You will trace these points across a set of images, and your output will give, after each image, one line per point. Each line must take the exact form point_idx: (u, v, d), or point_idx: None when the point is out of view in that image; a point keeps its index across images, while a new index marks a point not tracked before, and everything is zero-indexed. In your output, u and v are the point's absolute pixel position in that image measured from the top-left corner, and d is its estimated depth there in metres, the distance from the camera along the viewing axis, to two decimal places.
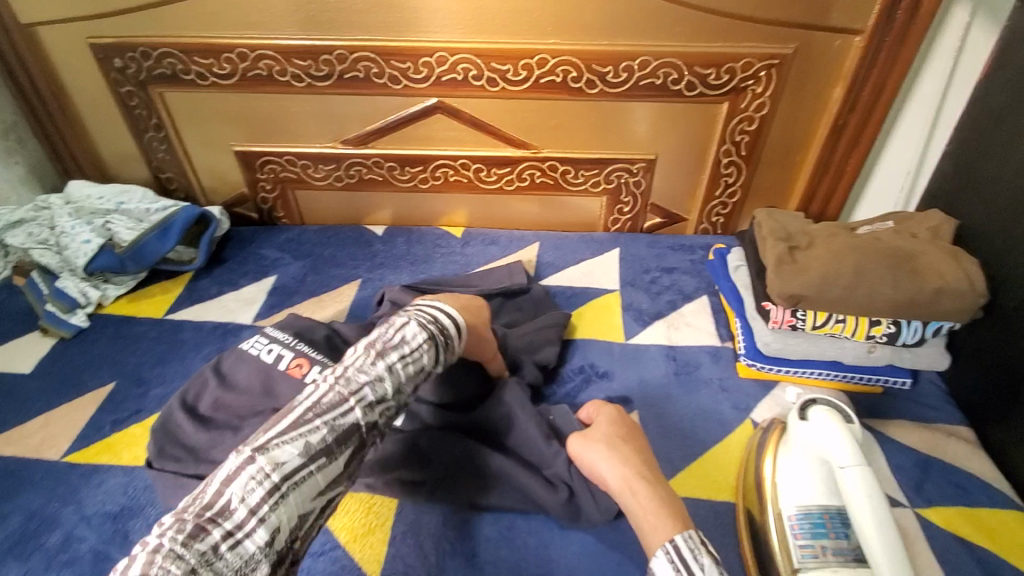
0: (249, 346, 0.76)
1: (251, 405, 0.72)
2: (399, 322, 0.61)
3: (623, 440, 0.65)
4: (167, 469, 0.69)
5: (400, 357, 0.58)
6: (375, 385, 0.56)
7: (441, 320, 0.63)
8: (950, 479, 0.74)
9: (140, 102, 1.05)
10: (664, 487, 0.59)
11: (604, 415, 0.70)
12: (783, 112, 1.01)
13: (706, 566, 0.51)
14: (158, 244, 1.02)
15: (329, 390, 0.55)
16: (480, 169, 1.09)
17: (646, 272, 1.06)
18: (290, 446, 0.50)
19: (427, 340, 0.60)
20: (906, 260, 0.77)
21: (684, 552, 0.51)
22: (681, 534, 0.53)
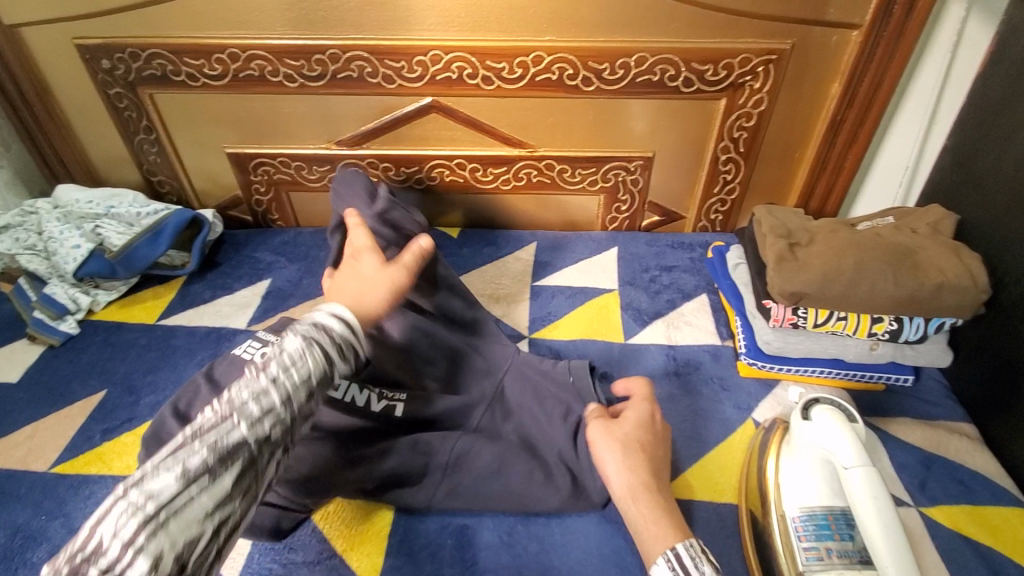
0: (242, 351, 0.76)
1: None
2: (281, 338, 0.61)
3: (644, 445, 0.65)
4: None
5: (281, 369, 0.57)
6: (258, 399, 0.55)
7: (327, 325, 0.63)
8: (953, 477, 0.74)
9: (130, 103, 1.03)
10: (666, 499, 0.60)
11: (639, 414, 0.69)
12: (780, 108, 1.00)
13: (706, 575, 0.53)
14: (149, 248, 1.00)
15: (210, 413, 0.54)
16: (476, 168, 1.08)
17: (645, 271, 1.05)
18: (166, 474, 0.49)
19: (309, 347, 0.59)
20: (907, 257, 0.76)
21: (685, 560, 0.54)
22: (684, 542, 0.56)
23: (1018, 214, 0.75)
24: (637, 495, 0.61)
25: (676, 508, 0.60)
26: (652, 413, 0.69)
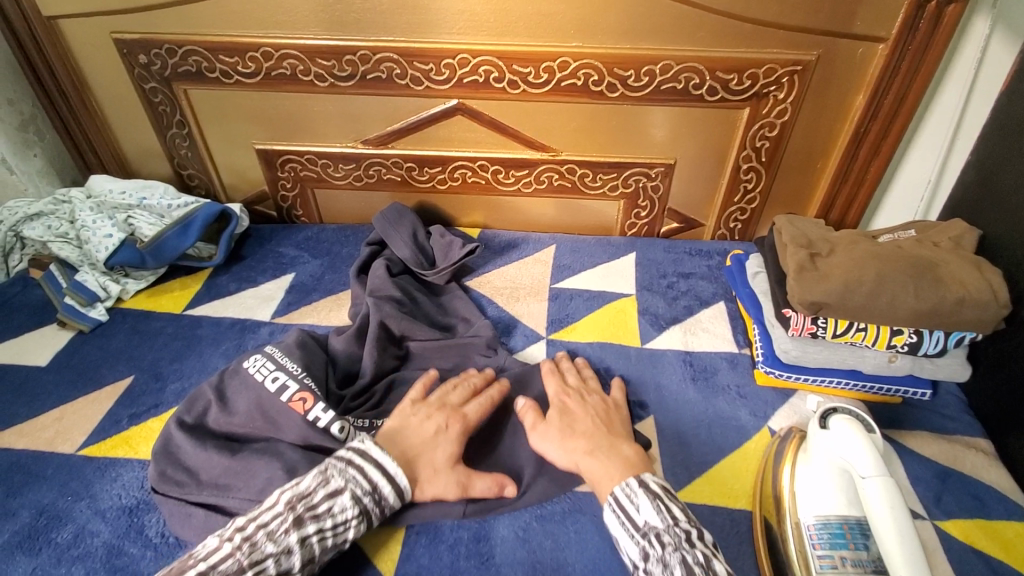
0: (254, 370, 0.75)
1: (249, 430, 0.72)
2: (332, 489, 0.61)
3: (576, 423, 0.72)
4: (171, 494, 0.68)
5: (318, 531, 0.59)
6: (280, 558, 0.57)
7: (380, 489, 0.63)
8: (968, 490, 0.74)
9: (164, 98, 1.06)
10: (601, 453, 0.68)
11: (563, 405, 0.76)
12: (804, 119, 1.00)
13: (641, 507, 0.61)
14: (178, 240, 1.03)
15: (231, 554, 0.56)
16: (498, 170, 1.10)
17: (663, 277, 1.06)
18: None
19: (357, 515, 0.61)
20: (928, 269, 0.76)
21: (623, 499, 0.62)
22: (621, 485, 0.63)
23: None
24: (581, 458, 0.68)
25: (615, 452, 0.68)
26: (572, 397, 0.77)
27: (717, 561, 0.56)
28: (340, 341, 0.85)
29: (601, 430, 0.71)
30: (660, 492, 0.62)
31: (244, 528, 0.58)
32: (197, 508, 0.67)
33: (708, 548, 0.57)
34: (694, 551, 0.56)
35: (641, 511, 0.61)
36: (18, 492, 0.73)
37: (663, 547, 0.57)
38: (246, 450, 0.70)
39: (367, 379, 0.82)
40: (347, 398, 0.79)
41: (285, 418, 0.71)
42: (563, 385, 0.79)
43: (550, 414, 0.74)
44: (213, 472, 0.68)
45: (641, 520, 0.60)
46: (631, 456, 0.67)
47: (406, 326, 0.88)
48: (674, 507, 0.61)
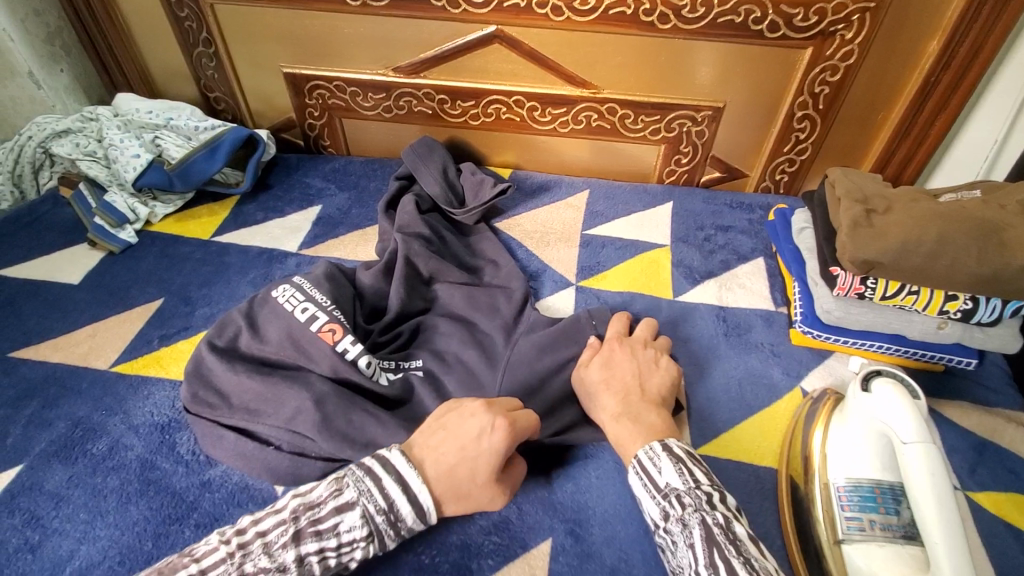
0: (284, 300, 0.75)
1: (278, 359, 0.72)
2: (343, 502, 0.54)
3: (616, 375, 0.69)
4: (203, 415, 0.69)
5: (320, 548, 0.53)
6: None
7: (398, 509, 0.55)
8: (1005, 465, 0.71)
9: (190, 13, 1.01)
10: (630, 418, 0.63)
11: (610, 353, 0.72)
12: (871, 64, 0.92)
13: (663, 469, 0.57)
14: (205, 164, 1.01)
15: (223, 561, 0.51)
16: (534, 107, 1.04)
17: (700, 229, 1.02)
18: None
19: (365, 536, 0.54)
20: (994, 232, 0.70)
21: (645, 463, 0.58)
22: (645, 448, 0.59)
23: None
24: (609, 421, 0.65)
25: (642, 419, 0.63)
26: (622, 347, 0.73)
27: (739, 525, 0.53)
28: (367, 276, 0.84)
29: (638, 396, 0.66)
30: (683, 455, 0.58)
31: (244, 533, 0.53)
32: (227, 431, 0.68)
33: (731, 512, 0.54)
34: (713, 513, 0.53)
35: (663, 472, 0.57)
36: (55, 403, 0.75)
37: (683, 509, 0.54)
38: (276, 377, 0.70)
39: (393, 317, 0.81)
40: (375, 333, 0.79)
41: (314, 347, 0.71)
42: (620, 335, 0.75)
43: (594, 359, 0.72)
44: (243, 397, 0.69)
45: (663, 483, 0.56)
46: (657, 425, 0.63)
47: (436, 263, 0.87)
48: (697, 471, 0.57)
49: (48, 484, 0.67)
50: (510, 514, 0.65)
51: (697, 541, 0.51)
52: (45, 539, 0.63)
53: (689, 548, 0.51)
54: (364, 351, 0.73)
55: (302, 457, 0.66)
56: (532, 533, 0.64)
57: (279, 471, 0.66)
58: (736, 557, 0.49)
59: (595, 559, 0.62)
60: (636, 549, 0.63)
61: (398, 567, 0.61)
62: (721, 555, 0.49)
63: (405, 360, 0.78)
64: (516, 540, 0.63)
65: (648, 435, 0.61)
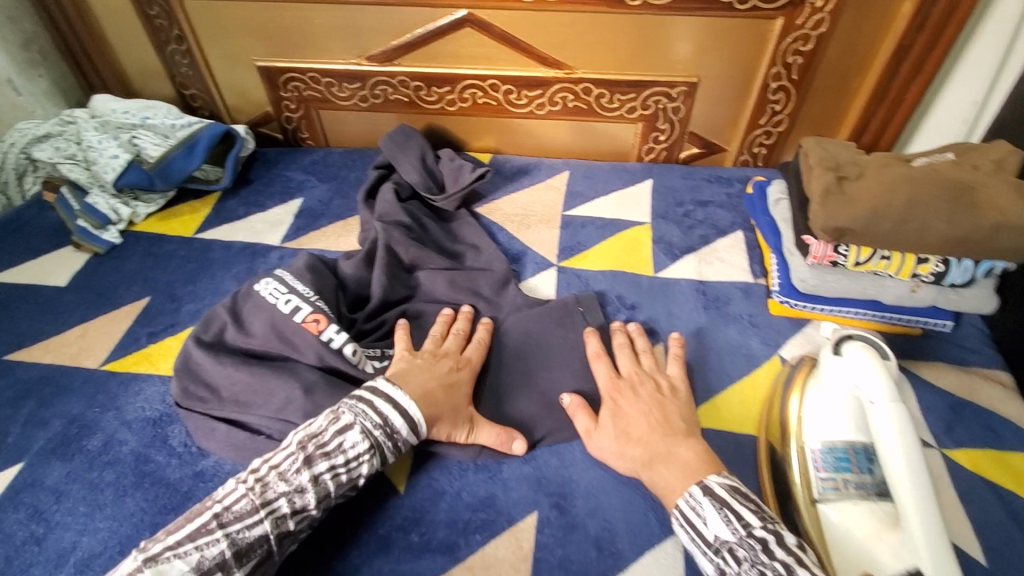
0: (266, 294, 0.75)
1: (265, 351, 0.72)
2: (342, 425, 0.61)
3: (631, 423, 0.66)
4: (195, 409, 0.70)
5: (331, 467, 0.59)
6: (293, 497, 0.57)
7: (392, 422, 0.62)
8: (982, 422, 0.73)
9: (161, 11, 1.01)
10: (659, 459, 0.63)
11: (615, 403, 0.69)
12: (843, 31, 0.92)
13: (708, 521, 0.57)
14: (185, 161, 1.01)
15: (244, 495, 0.56)
16: (510, 90, 1.04)
17: (679, 205, 1.02)
18: (182, 560, 0.52)
19: (369, 449, 0.60)
20: (965, 194, 0.71)
21: (689, 515, 0.58)
22: (685, 495, 0.59)
23: None
24: (641, 469, 0.63)
25: (676, 457, 0.62)
26: (624, 393, 0.69)
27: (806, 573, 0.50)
28: (347, 264, 0.84)
29: (658, 431, 0.65)
30: (726, 497, 0.57)
31: (258, 470, 0.58)
32: (220, 423, 0.69)
33: (794, 557, 0.52)
34: (771, 564, 0.52)
35: (710, 524, 0.57)
36: (50, 402, 0.77)
37: (739, 564, 0.53)
38: (263, 369, 0.70)
39: (375, 304, 0.81)
40: (359, 321, 0.80)
41: (300, 339, 0.71)
42: (615, 376, 0.72)
43: (603, 414, 0.68)
44: (232, 390, 0.70)
45: (710, 535, 0.56)
46: (693, 459, 0.62)
47: (416, 250, 0.88)
48: (743, 511, 0.56)
49: (46, 480, 0.69)
50: (496, 490, 0.67)
51: None
52: (49, 531, 0.65)
53: None
54: (349, 339, 0.73)
55: None
56: (518, 507, 0.66)
57: None
58: None
59: (580, 530, 0.64)
60: (620, 518, 0.64)
61: (389, 545, 0.63)
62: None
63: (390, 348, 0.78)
64: (503, 515, 0.65)
65: (689, 477, 0.60)
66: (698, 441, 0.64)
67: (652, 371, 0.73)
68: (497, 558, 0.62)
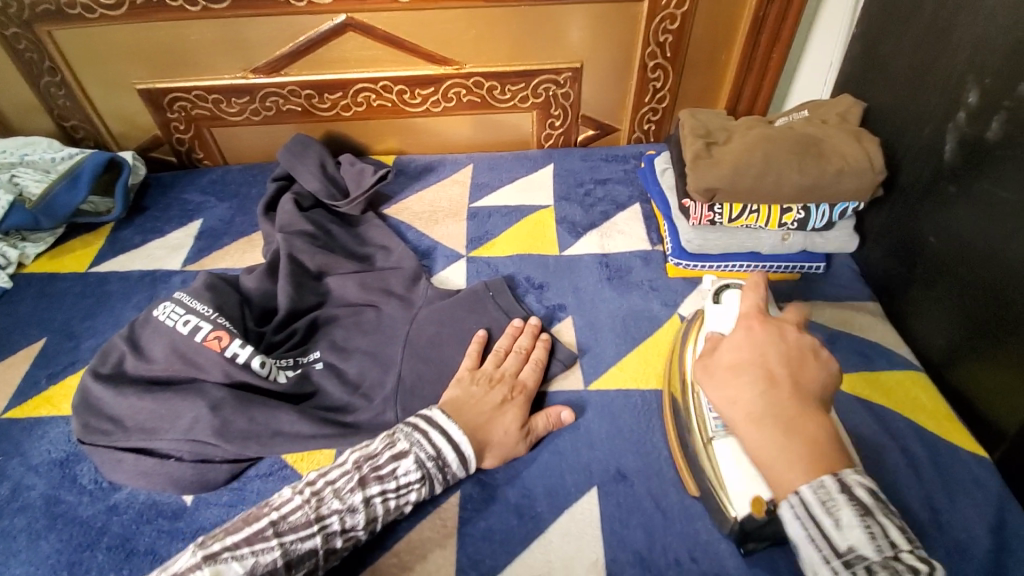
0: (164, 317, 0.73)
1: (169, 376, 0.71)
2: (398, 451, 0.63)
3: (747, 366, 0.54)
4: (99, 443, 0.68)
5: (382, 491, 0.61)
6: (345, 515, 0.59)
7: (446, 454, 0.64)
8: (855, 348, 0.81)
9: (30, 44, 0.97)
10: (775, 421, 0.51)
11: (749, 341, 0.56)
12: (704, 9, 0.99)
13: (844, 522, 0.46)
14: (69, 195, 0.97)
15: (300, 507, 0.58)
16: (403, 90, 1.05)
17: (580, 185, 1.07)
18: (239, 563, 0.53)
19: (420, 479, 0.63)
20: (811, 146, 0.78)
21: (814, 509, 0.47)
22: (811, 482, 0.48)
23: (919, 92, 0.79)
24: (744, 423, 0.52)
25: (798, 428, 0.50)
26: (759, 337, 0.56)
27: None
28: (250, 279, 0.84)
29: (784, 390, 0.52)
30: (868, 502, 0.47)
31: (314, 483, 0.60)
32: (127, 454, 0.67)
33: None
34: None
35: (845, 531, 0.47)
36: None
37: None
38: (168, 393, 0.69)
39: (283, 314, 0.81)
40: (268, 333, 0.79)
41: (203, 358, 0.70)
42: (752, 320, 0.58)
43: (725, 351, 0.57)
44: (138, 418, 0.69)
45: (844, 542, 0.47)
46: (819, 437, 0.50)
47: (322, 257, 0.88)
48: (887, 524, 0.47)
49: None
50: None
51: None
52: None
53: None
54: (256, 352, 0.73)
55: (207, 464, 0.67)
56: (441, 489, 0.68)
57: (185, 482, 0.66)
58: None
59: (502, 500, 0.67)
60: (539, 484, 0.68)
61: None
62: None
63: (303, 356, 0.78)
64: (427, 498, 0.67)
65: (802, 456, 0.49)
66: (824, 412, 0.52)
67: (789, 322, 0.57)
68: (423, 539, 0.64)
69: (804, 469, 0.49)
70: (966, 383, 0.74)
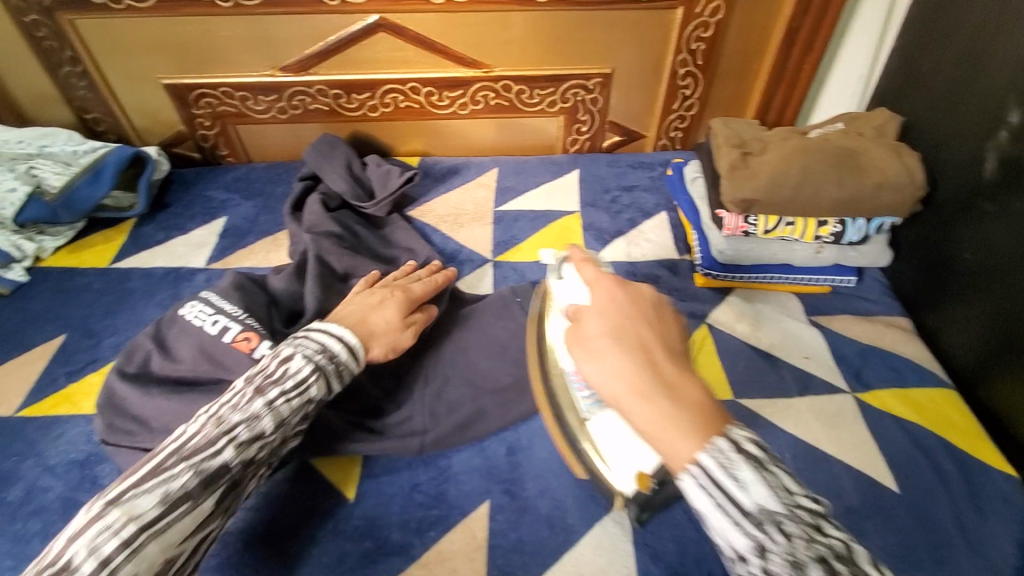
0: (192, 317, 0.73)
1: (195, 377, 0.70)
2: (283, 356, 0.60)
3: (620, 334, 0.48)
4: (123, 444, 0.67)
5: (282, 393, 0.57)
6: (251, 424, 0.55)
7: (331, 346, 0.62)
8: (887, 365, 0.79)
9: (49, 32, 0.95)
10: (662, 391, 0.44)
11: (610, 312, 0.50)
12: (738, 17, 0.98)
13: (746, 483, 0.40)
14: (91, 189, 0.96)
15: (199, 431, 0.54)
16: (431, 92, 1.05)
17: (606, 192, 1.06)
18: (149, 495, 0.49)
19: (314, 372, 0.59)
20: (850, 159, 0.78)
21: (721, 472, 0.40)
22: (708, 445, 0.42)
23: (957, 110, 0.78)
24: (630, 397, 0.45)
25: (682, 395, 0.44)
26: (617, 305, 0.51)
27: (855, 550, 0.40)
28: (277, 279, 0.83)
29: (663, 356, 0.47)
30: (760, 456, 0.41)
31: (208, 410, 0.56)
32: (152, 456, 0.66)
33: (838, 529, 0.40)
34: (828, 546, 0.38)
35: (749, 490, 0.40)
36: None
37: (791, 544, 0.38)
38: (196, 393, 0.68)
39: (310, 315, 0.78)
40: (295, 334, 0.76)
41: (231, 359, 0.69)
42: (608, 288, 0.53)
43: (592, 323, 0.50)
44: (163, 419, 0.67)
45: (753, 504, 0.40)
46: (700, 400, 0.45)
47: (350, 259, 0.87)
48: (784, 476, 0.41)
49: None
50: (447, 486, 0.68)
51: None
52: None
53: None
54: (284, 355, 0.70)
55: None
56: (469, 499, 0.67)
57: None
58: None
59: (531, 512, 0.66)
60: (568, 496, 0.67)
61: (343, 556, 0.62)
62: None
63: None
64: (455, 509, 0.66)
65: (696, 423, 0.43)
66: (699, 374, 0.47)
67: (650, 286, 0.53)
68: (451, 552, 0.62)
69: (694, 436, 0.42)
70: (1002, 402, 0.72)
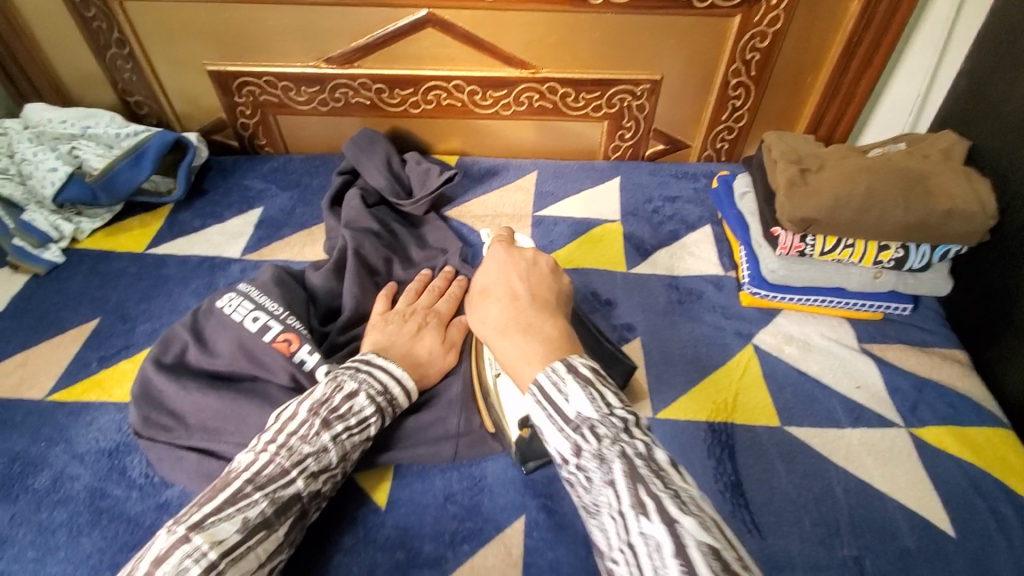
0: (231, 311, 0.71)
1: (233, 374, 0.69)
2: (349, 392, 0.60)
3: (498, 283, 0.61)
4: (158, 439, 0.66)
5: (346, 429, 0.59)
6: (319, 456, 0.57)
7: (392, 389, 0.63)
8: (944, 400, 0.75)
9: (98, 13, 0.95)
10: (519, 329, 0.55)
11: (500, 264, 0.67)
12: (797, 29, 0.95)
13: (569, 397, 0.47)
14: (132, 172, 0.96)
15: (270, 461, 0.55)
16: (474, 91, 1.03)
17: (648, 202, 1.03)
18: (229, 523, 0.50)
19: (376, 412, 0.61)
20: (919, 183, 0.74)
21: (549, 392, 0.48)
22: (546, 369, 0.50)
23: None
24: (495, 335, 0.56)
25: (539, 333, 0.54)
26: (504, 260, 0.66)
27: (659, 450, 0.45)
28: (314, 275, 0.81)
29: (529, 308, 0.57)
30: (590, 377, 0.48)
31: (276, 438, 0.56)
32: (187, 452, 0.65)
33: (647, 435, 0.46)
34: (632, 442, 0.44)
35: (571, 402, 0.47)
36: None
37: (599, 442, 0.45)
38: (235, 392, 0.67)
39: (348, 316, 0.77)
40: (331, 333, 0.76)
41: (271, 359, 0.68)
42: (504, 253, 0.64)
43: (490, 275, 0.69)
44: (200, 416, 0.66)
45: (572, 413, 0.46)
46: (554, 335, 0.54)
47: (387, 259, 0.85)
48: (608, 394, 0.47)
49: None
50: (481, 498, 0.65)
51: (618, 478, 0.42)
52: None
53: (611, 488, 0.43)
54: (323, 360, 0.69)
55: None
56: (504, 513, 0.64)
57: None
58: (663, 491, 0.41)
59: (569, 530, 0.63)
60: None
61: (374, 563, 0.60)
62: (647, 492, 0.41)
63: None
64: (489, 522, 0.64)
65: (542, 350, 0.52)
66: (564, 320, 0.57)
67: (563, 272, 0.64)
68: (485, 568, 0.60)
69: (537, 361, 0.51)
70: None
